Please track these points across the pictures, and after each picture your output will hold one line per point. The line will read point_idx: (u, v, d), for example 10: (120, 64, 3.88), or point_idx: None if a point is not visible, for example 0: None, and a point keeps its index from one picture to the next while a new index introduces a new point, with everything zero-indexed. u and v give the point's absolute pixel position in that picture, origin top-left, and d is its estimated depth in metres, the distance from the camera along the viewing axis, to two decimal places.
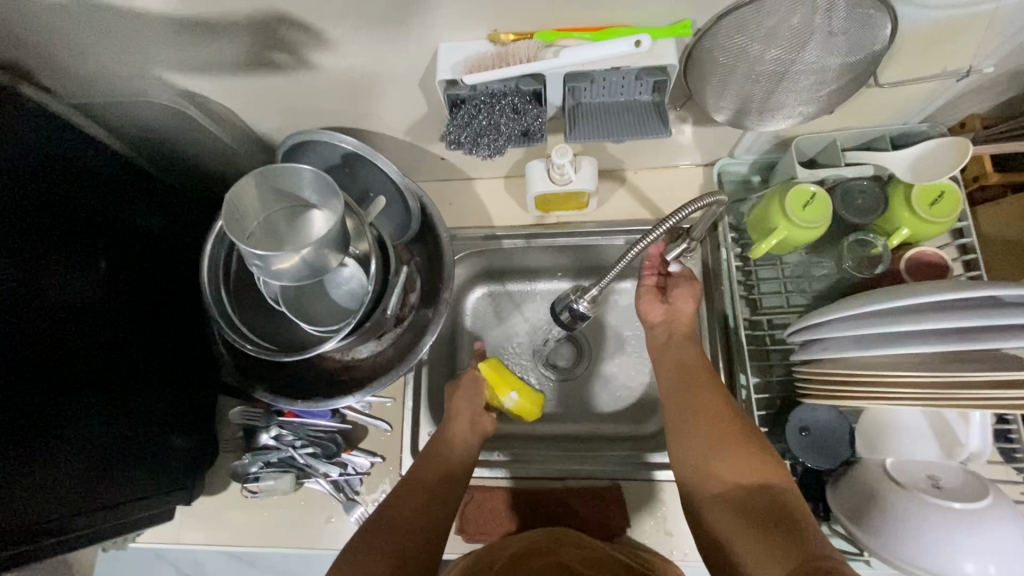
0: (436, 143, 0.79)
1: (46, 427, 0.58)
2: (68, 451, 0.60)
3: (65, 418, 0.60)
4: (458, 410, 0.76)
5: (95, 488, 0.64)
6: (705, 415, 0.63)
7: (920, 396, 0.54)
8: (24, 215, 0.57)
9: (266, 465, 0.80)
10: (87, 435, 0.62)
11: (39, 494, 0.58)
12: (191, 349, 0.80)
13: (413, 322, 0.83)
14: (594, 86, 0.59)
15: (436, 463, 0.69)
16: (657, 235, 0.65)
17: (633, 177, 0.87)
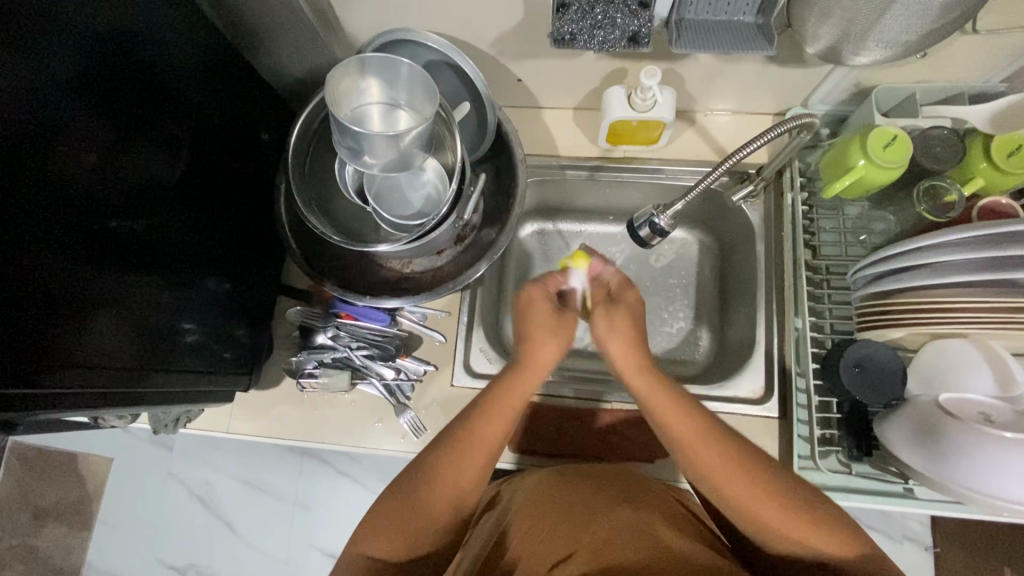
0: (517, 61, 0.79)
1: (113, 294, 0.58)
2: (132, 318, 0.61)
3: (133, 284, 0.60)
4: (529, 368, 0.67)
5: (159, 356, 0.65)
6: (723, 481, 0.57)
7: (975, 318, 0.60)
8: (118, 80, 0.57)
9: (321, 364, 0.82)
10: (149, 306, 0.63)
11: (112, 351, 0.59)
12: (248, 244, 0.82)
13: (475, 241, 0.84)
14: (700, 1, 0.60)
15: (490, 416, 0.62)
16: (715, 175, 0.68)
17: (701, 120, 0.88)
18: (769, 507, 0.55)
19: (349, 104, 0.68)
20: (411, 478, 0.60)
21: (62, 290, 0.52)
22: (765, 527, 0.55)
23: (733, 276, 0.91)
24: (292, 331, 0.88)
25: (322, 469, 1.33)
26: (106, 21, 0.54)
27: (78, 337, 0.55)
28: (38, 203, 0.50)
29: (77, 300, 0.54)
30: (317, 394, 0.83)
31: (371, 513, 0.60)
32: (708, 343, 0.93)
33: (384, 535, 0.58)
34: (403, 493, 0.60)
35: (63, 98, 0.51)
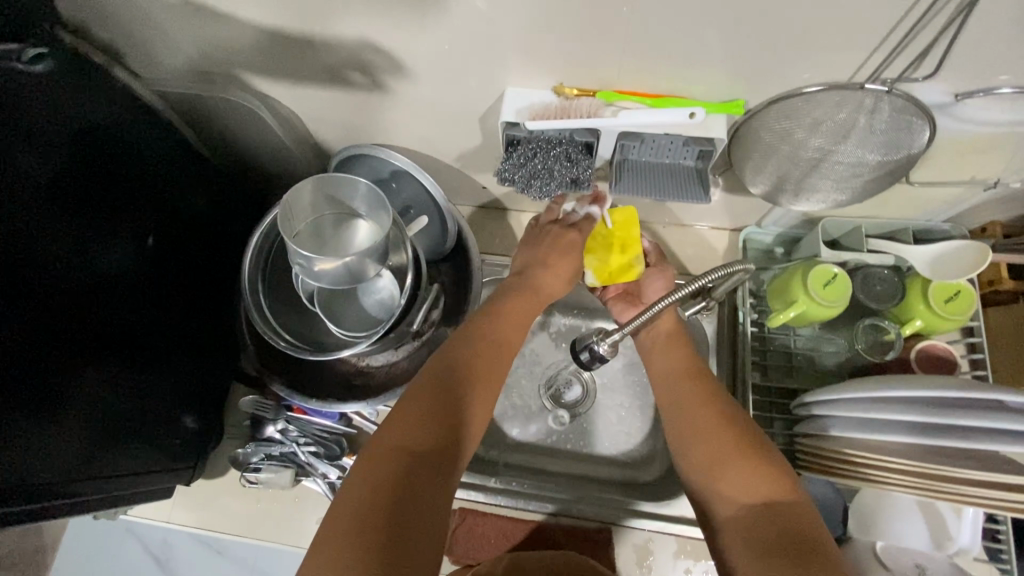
0: (481, 172, 0.82)
1: (60, 388, 0.58)
2: (75, 418, 0.60)
3: (81, 383, 0.61)
4: (543, 283, 0.70)
5: (103, 455, 0.65)
6: (687, 404, 0.63)
7: (897, 481, 0.58)
8: (86, 187, 0.60)
9: (267, 458, 0.82)
10: (95, 403, 0.63)
11: (53, 450, 0.58)
12: (211, 332, 0.83)
13: (432, 339, 0.84)
14: (643, 146, 0.63)
15: (506, 323, 0.64)
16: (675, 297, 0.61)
17: (661, 231, 0.91)
18: (724, 445, 0.56)
19: (305, 217, 0.72)
20: (432, 377, 0.55)
21: (13, 382, 0.53)
22: (719, 472, 0.55)
23: None
24: (243, 420, 0.87)
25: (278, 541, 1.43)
26: (81, 140, 0.58)
27: (23, 442, 0.55)
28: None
29: (22, 405, 0.54)
30: (261, 488, 0.83)
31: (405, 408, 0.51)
32: None
33: (399, 429, 0.49)
34: (419, 386, 0.54)
35: (35, 206, 0.54)
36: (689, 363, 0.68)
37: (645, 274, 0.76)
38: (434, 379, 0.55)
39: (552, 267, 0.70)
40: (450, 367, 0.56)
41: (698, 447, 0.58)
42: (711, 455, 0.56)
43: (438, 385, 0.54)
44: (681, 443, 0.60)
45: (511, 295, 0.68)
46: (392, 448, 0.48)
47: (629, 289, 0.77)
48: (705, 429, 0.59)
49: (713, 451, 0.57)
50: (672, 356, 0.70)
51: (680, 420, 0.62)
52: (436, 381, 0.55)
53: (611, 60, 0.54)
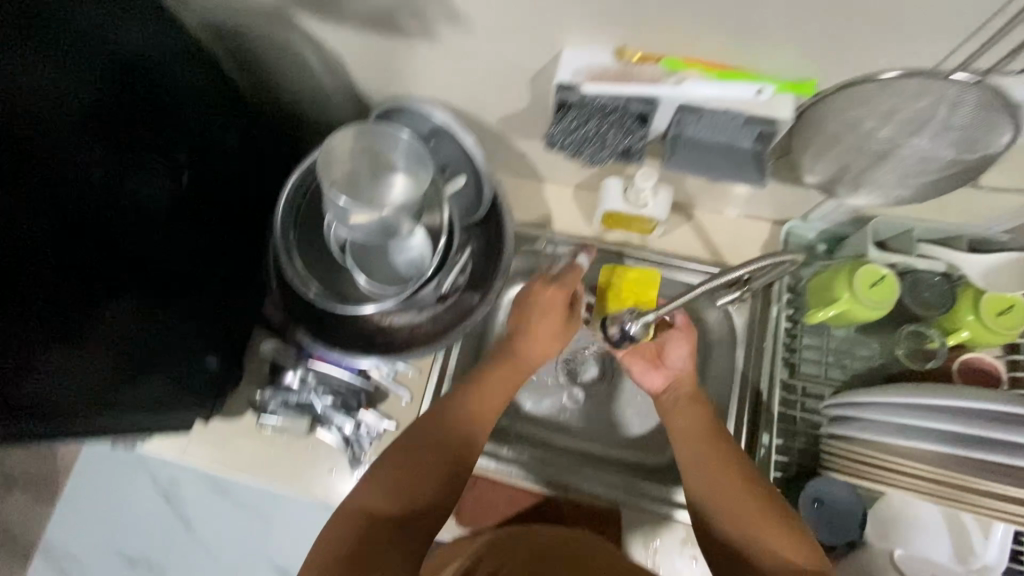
0: (522, 137, 0.79)
1: (80, 318, 0.59)
2: (101, 339, 0.62)
3: (113, 308, 0.62)
4: (525, 359, 0.72)
5: (121, 384, 0.66)
6: (709, 462, 0.63)
7: (925, 487, 0.57)
8: (118, 113, 0.58)
9: (285, 405, 0.83)
10: (122, 328, 0.64)
11: (69, 375, 0.59)
12: (238, 274, 0.82)
13: (456, 304, 0.82)
14: (701, 121, 0.59)
15: (497, 376, 0.71)
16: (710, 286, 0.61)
17: (700, 216, 0.88)
18: (751, 514, 0.58)
19: (343, 165, 0.69)
20: (416, 431, 0.65)
21: (26, 306, 0.53)
22: (746, 527, 0.58)
23: None
24: (263, 366, 0.87)
25: None
26: (112, 63, 0.56)
27: (50, 373, 0.57)
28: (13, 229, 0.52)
29: (43, 321, 0.55)
30: (276, 433, 0.84)
31: (394, 454, 0.63)
32: None
33: (372, 488, 0.59)
34: (387, 448, 0.64)
35: (60, 128, 0.54)
36: (700, 403, 0.69)
37: (666, 336, 0.71)
38: (421, 437, 0.64)
39: (537, 331, 0.72)
40: (422, 433, 0.64)
41: (728, 507, 0.60)
42: (744, 521, 0.58)
43: (403, 445, 0.64)
44: (699, 489, 0.63)
45: (498, 360, 0.72)
46: (348, 519, 0.57)
47: (648, 348, 0.72)
48: (732, 492, 0.60)
49: (746, 514, 0.58)
50: (686, 411, 0.69)
51: (705, 475, 0.63)
52: (423, 441, 0.63)
53: (681, 25, 0.51)
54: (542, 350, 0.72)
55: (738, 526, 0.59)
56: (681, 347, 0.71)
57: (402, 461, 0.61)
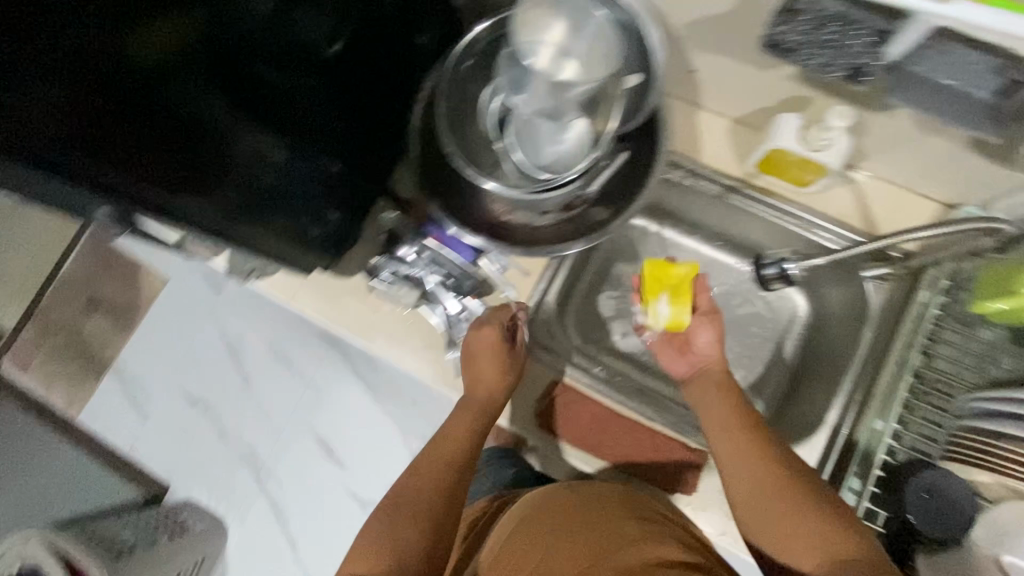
0: (701, 51, 0.73)
1: (219, 137, 0.62)
2: (218, 161, 0.63)
3: (238, 134, 0.64)
4: (482, 346, 0.78)
5: (254, 213, 0.68)
6: (739, 457, 0.67)
7: None
8: None
9: (396, 274, 0.83)
10: (235, 153, 0.65)
11: (207, 186, 0.62)
12: (371, 139, 0.82)
13: (583, 216, 0.80)
14: (946, 58, 0.52)
15: (479, 359, 0.79)
16: (865, 248, 0.72)
17: (861, 180, 0.81)
18: (777, 508, 0.63)
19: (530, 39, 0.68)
20: (405, 489, 0.77)
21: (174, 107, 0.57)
22: (780, 534, 0.62)
23: (821, 354, 0.87)
24: (378, 234, 0.88)
25: (344, 366, 1.58)
26: None
27: (184, 182, 0.59)
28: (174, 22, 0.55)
29: (168, 126, 0.57)
30: (383, 299, 0.85)
31: (379, 521, 0.73)
32: (767, 406, 0.90)
33: (354, 560, 0.71)
34: (383, 504, 0.76)
35: None
36: (729, 399, 0.73)
37: (694, 323, 0.79)
38: (388, 502, 0.76)
39: (478, 355, 0.79)
40: (404, 493, 0.76)
41: (757, 505, 0.64)
42: (771, 518, 0.63)
43: (397, 498, 0.76)
44: (733, 483, 0.67)
45: (466, 357, 0.80)
46: None
47: (677, 335, 0.81)
48: (769, 497, 0.64)
49: (780, 517, 0.62)
50: (718, 406, 0.73)
51: (743, 488, 0.66)
52: (390, 504, 0.76)
53: None
54: (484, 336, 0.78)
55: (778, 536, 0.62)
56: (703, 336, 0.78)
57: (377, 528, 0.73)
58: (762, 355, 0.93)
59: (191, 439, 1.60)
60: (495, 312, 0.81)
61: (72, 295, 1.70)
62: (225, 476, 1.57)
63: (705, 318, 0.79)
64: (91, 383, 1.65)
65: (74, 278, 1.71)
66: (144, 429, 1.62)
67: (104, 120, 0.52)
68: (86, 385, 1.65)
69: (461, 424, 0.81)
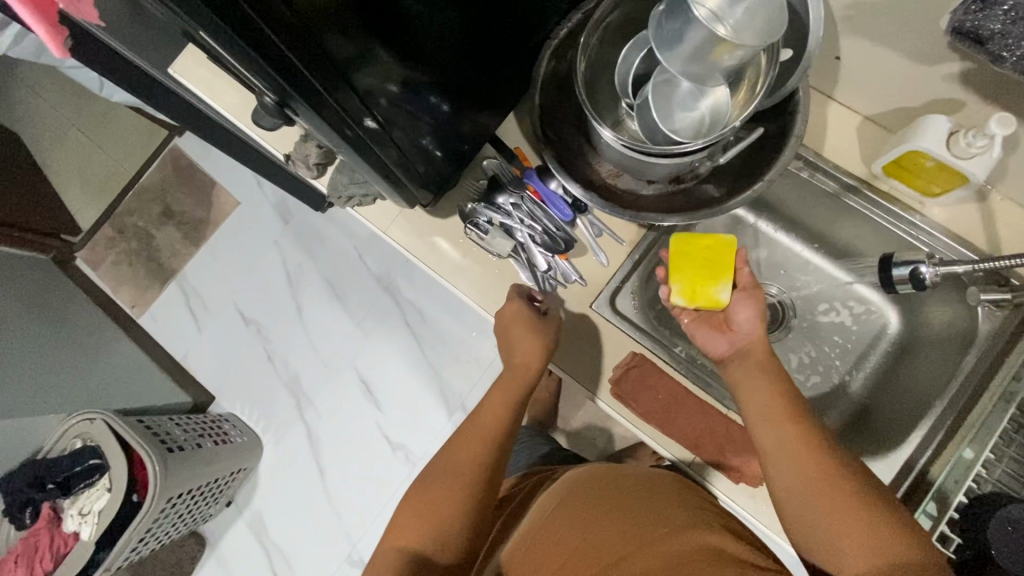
0: (855, 36, 0.70)
1: (365, 51, 0.61)
2: (337, 64, 0.59)
3: (378, 52, 0.63)
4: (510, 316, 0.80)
5: (375, 134, 0.69)
6: (789, 448, 0.65)
7: None
8: None
9: (490, 222, 0.84)
10: (354, 63, 0.61)
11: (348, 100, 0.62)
12: (491, 83, 0.81)
13: (691, 192, 0.79)
14: None
15: (510, 327, 0.81)
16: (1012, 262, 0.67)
17: (994, 200, 0.77)
18: (826, 506, 0.61)
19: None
20: (448, 451, 0.82)
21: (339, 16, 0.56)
22: (826, 532, 0.61)
23: (909, 373, 0.84)
24: (476, 180, 0.88)
25: (395, 312, 1.61)
26: None
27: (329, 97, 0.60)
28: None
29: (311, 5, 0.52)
30: (474, 244, 0.86)
31: (425, 485, 0.79)
32: (837, 417, 0.87)
33: (410, 519, 0.76)
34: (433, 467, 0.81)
35: None
36: (776, 382, 0.69)
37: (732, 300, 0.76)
38: (438, 463, 0.81)
39: (508, 323, 0.81)
40: (447, 455, 0.81)
41: (806, 502, 0.62)
42: (819, 517, 0.61)
43: (443, 461, 0.81)
44: (777, 473, 0.65)
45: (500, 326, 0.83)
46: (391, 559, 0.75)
47: (716, 316, 0.77)
48: (816, 496, 0.62)
49: (823, 512, 0.61)
50: (765, 392, 0.69)
51: (791, 483, 0.63)
52: (441, 463, 0.81)
53: None
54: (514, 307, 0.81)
55: (821, 529, 0.61)
56: (747, 313, 0.74)
57: (425, 494, 0.77)
58: (841, 366, 0.90)
59: (241, 358, 1.66)
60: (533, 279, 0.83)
61: (150, 203, 1.77)
62: (269, 397, 1.63)
63: (752, 297, 0.74)
64: (157, 288, 1.72)
65: (153, 187, 1.77)
66: (200, 339, 1.69)
67: None
68: (152, 290, 1.72)
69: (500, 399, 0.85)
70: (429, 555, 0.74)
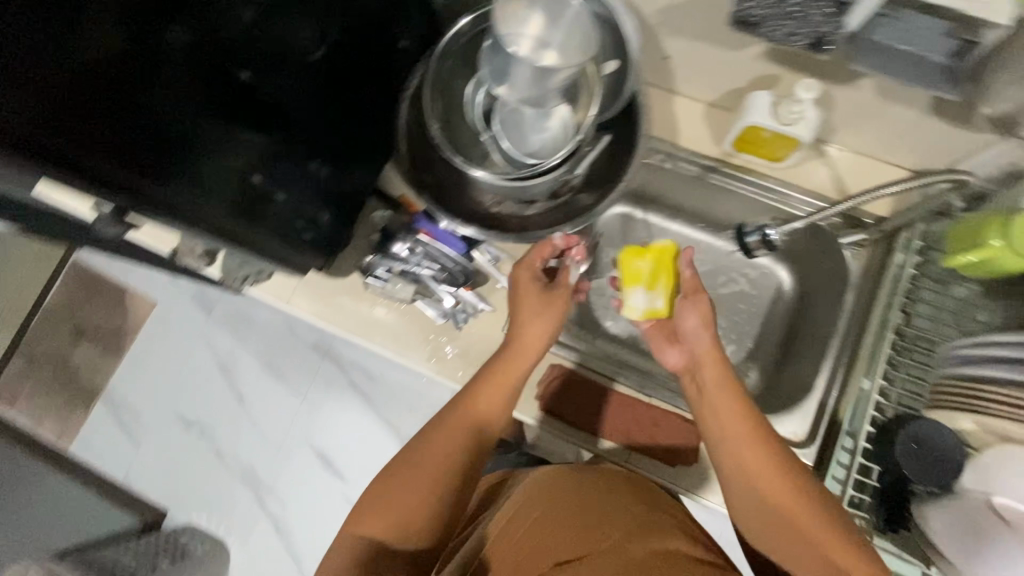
0: (674, 37, 0.77)
1: (218, 144, 0.62)
2: (178, 151, 0.58)
3: (235, 143, 0.64)
4: (528, 339, 0.77)
5: (244, 210, 0.69)
6: (751, 469, 0.65)
7: None
8: None
9: (390, 271, 0.84)
10: (203, 148, 0.61)
11: (199, 189, 0.62)
12: (360, 139, 0.84)
13: (570, 203, 0.83)
14: (898, 26, 0.57)
15: (521, 351, 0.76)
16: (835, 210, 0.77)
17: (833, 153, 0.85)
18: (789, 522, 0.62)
19: None
20: (419, 446, 0.71)
21: (173, 119, 0.57)
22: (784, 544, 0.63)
23: (806, 322, 0.90)
24: (370, 232, 0.90)
25: (338, 377, 1.56)
26: None
27: (171, 188, 0.59)
28: (166, 22, 0.53)
29: (124, 100, 0.52)
30: (379, 296, 0.87)
31: (388, 484, 0.68)
32: (758, 378, 0.92)
33: (370, 519, 0.67)
34: (396, 469, 0.69)
35: None
36: (738, 399, 0.68)
37: (680, 309, 0.76)
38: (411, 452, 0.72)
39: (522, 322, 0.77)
40: (418, 452, 0.70)
41: (763, 517, 0.64)
42: (779, 529, 0.63)
43: (414, 456, 0.70)
44: (743, 494, 0.66)
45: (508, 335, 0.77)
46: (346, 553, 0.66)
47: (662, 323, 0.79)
48: (776, 512, 0.63)
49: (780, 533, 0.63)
50: (728, 416, 0.68)
51: (755, 505, 0.65)
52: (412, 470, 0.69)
53: None
54: (528, 319, 0.77)
55: (778, 542, 0.63)
56: (701, 329, 0.73)
57: (386, 490, 0.68)
58: (750, 330, 0.95)
59: (186, 463, 1.58)
60: (524, 270, 0.80)
61: (58, 324, 1.67)
62: (223, 497, 1.55)
63: (704, 314, 0.74)
64: (82, 411, 1.62)
65: (59, 307, 1.68)
66: (139, 454, 1.59)
67: (77, 98, 0.49)
68: (77, 415, 1.62)
69: (488, 405, 0.74)
70: (392, 546, 0.66)
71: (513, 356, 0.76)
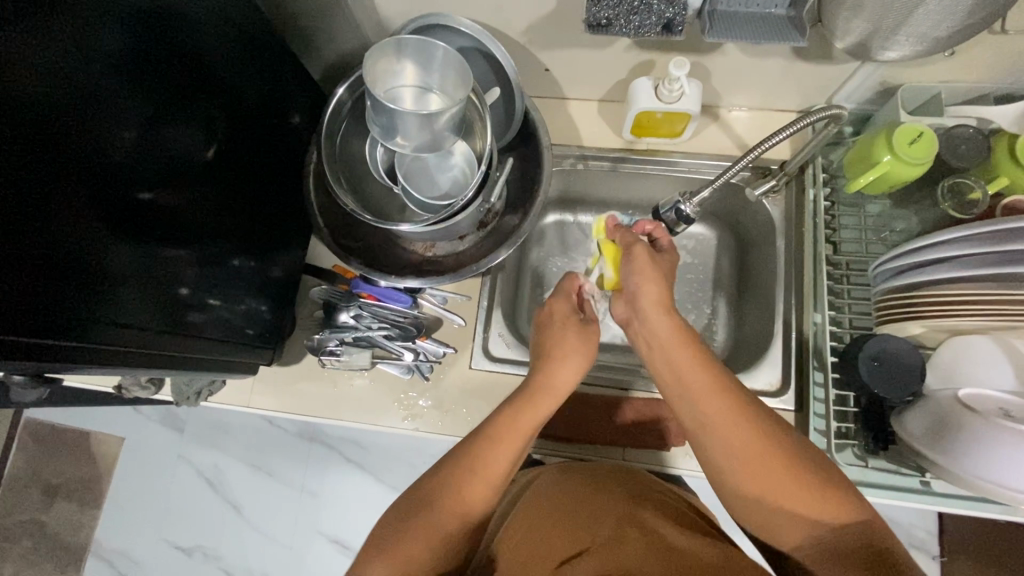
0: (547, 50, 0.80)
1: (129, 271, 0.57)
2: (85, 297, 0.52)
3: (148, 262, 0.60)
4: (552, 382, 0.70)
5: (176, 327, 0.64)
6: (716, 430, 0.61)
7: (986, 309, 0.64)
8: (135, 50, 0.53)
9: (343, 342, 0.85)
10: (114, 284, 0.55)
11: (124, 323, 0.57)
12: (276, 223, 0.83)
13: (497, 228, 0.84)
14: None
15: (539, 395, 0.69)
16: (738, 168, 0.74)
17: (725, 115, 0.89)
18: (781, 495, 0.57)
19: (384, 82, 0.69)
20: (432, 479, 0.63)
21: (77, 261, 0.51)
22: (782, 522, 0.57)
23: (750, 275, 0.93)
24: (313, 311, 0.90)
25: (331, 456, 1.50)
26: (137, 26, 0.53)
27: (97, 333, 0.54)
28: (42, 166, 0.47)
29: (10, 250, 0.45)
30: (338, 371, 0.86)
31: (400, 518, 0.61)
32: (723, 339, 0.94)
33: None
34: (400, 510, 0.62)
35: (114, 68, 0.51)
36: (693, 352, 0.65)
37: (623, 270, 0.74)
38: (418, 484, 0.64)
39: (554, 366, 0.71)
40: (429, 489, 0.62)
41: (741, 483, 0.59)
42: (769, 502, 0.58)
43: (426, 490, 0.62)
44: (716, 461, 0.61)
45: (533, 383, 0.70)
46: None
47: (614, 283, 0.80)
48: (761, 483, 0.58)
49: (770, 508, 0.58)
50: (692, 373, 0.64)
51: (731, 471, 0.59)
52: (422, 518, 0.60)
53: None
54: (567, 368, 0.71)
55: (772, 519, 0.58)
56: (644, 284, 0.70)
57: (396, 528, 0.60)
58: (705, 297, 0.98)
59: None
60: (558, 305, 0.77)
61: (26, 488, 1.58)
62: None
63: (648, 268, 0.70)
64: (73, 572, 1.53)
65: (21, 472, 1.58)
66: None
67: None
68: None
69: (505, 452, 0.64)
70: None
71: (532, 399, 0.68)
